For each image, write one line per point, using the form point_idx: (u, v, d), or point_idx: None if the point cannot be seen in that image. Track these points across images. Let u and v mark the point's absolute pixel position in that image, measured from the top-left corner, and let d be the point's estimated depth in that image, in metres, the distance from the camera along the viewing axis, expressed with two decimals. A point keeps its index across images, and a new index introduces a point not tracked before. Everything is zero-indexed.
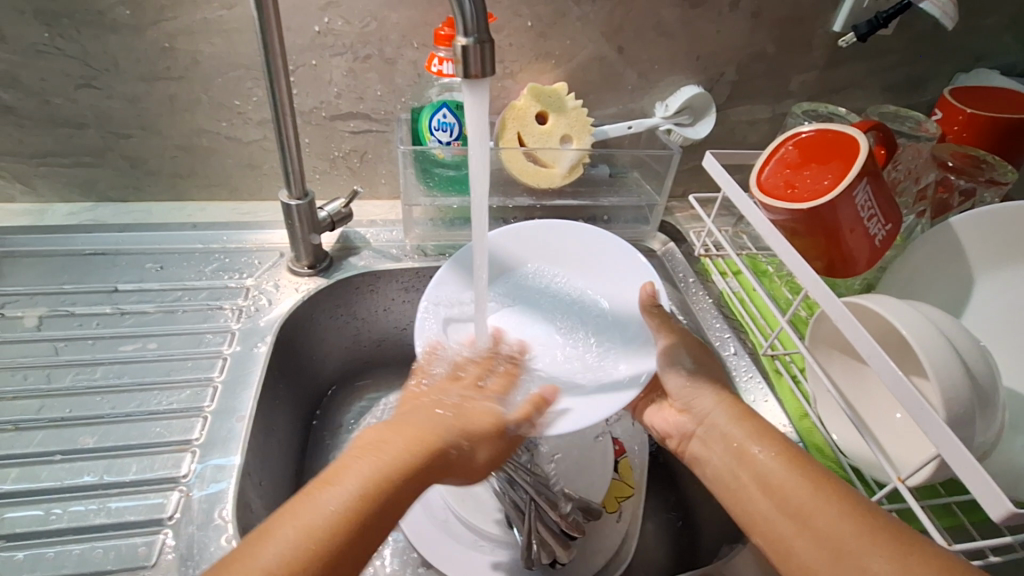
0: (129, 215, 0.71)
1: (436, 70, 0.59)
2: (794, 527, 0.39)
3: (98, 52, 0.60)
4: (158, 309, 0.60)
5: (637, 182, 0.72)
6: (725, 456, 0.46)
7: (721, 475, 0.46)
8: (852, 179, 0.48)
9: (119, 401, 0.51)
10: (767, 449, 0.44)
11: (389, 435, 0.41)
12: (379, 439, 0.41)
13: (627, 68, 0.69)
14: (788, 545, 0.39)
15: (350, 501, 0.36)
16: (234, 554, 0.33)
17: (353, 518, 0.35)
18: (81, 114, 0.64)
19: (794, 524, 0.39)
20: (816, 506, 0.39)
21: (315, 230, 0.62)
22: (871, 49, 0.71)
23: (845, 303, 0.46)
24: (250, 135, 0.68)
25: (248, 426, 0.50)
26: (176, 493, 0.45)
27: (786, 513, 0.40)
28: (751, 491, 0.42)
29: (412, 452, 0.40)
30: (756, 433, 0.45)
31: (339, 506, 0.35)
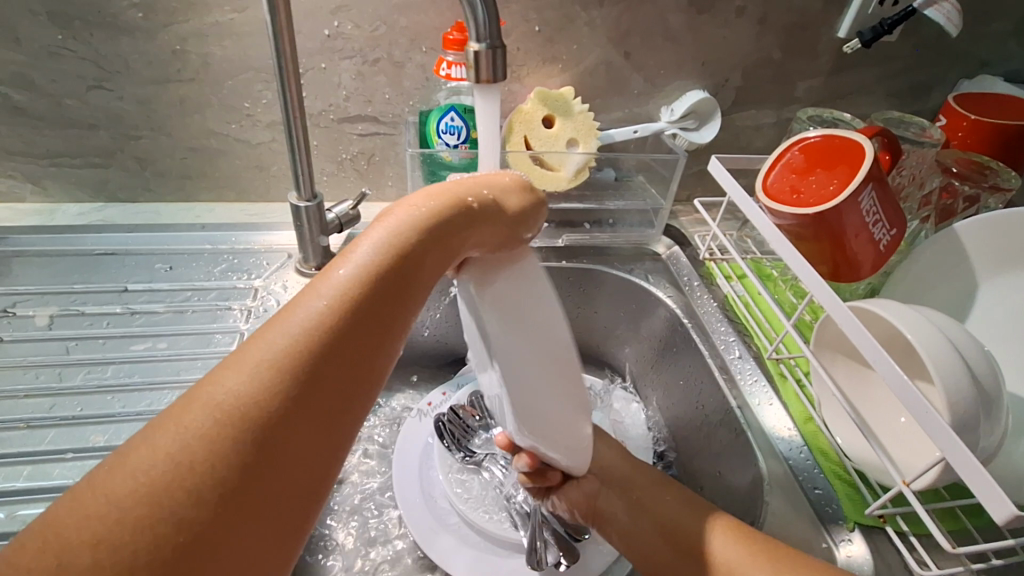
0: (138, 216, 0.71)
1: (445, 74, 0.60)
2: (687, 563, 0.46)
3: (110, 54, 0.61)
4: (168, 309, 0.60)
5: (642, 187, 0.73)
6: (634, 516, 0.51)
7: (630, 533, 0.50)
8: (858, 184, 0.49)
9: (130, 400, 0.51)
10: (667, 503, 0.51)
11: (339, 272, 0.31)
12: (327, 281, 0.30)
13: (633, 73, 0.70)
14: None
15: (281, 348, 0.27)
16: (130, 448, 0.24)
17: (297, 369, 0.26)
18: (92, 115, 0.65)
19: (684, 557, 0.47)
20: (704, 539, 0.47)
21: (324, 232, 0.62)
22: (876, 55, 0.72)
23: (850, 307, 0.46)
24: (259, 137, 0.68)
25: None
26: None
27: (677, 547, 0.48)
28: (655, 540, 0.49)
29: (362, 284, 0.30)
30: (660, 488, 0.53)
31: (271, 358, 0.26)
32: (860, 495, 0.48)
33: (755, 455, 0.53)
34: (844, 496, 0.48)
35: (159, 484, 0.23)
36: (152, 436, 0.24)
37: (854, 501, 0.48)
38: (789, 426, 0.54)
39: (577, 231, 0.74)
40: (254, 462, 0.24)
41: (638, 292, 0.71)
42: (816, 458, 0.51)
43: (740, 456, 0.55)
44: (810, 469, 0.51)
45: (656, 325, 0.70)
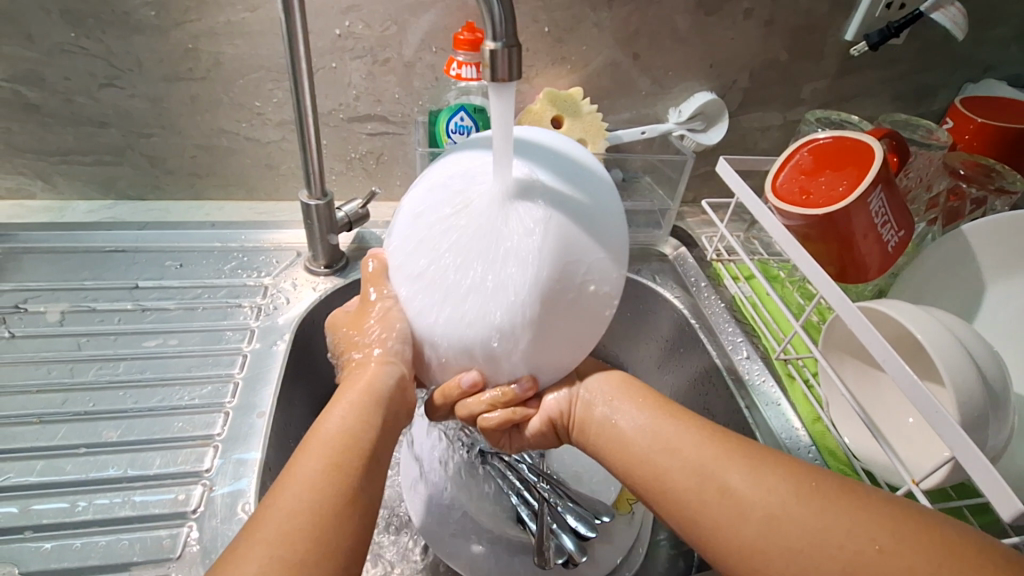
0: (147, 213, 0.71)
1: (455, 74, 0.60)
2: (722, 512, 0.36)
3: (123, 52, 0.61)
4: (178, 306, 0.60)
5: (650, 187, 0.74)
6: (641, 440, 0.41)
7: (624, 454, 0.41)
8: (867, 186, 0.49)
9: (142, 396, 0.52)
10: (679, 429, 0.41)
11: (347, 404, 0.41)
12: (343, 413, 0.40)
13: (641, 74, 0.70)
14: (714, 526, 0.36)
15: (326, 452, 0.37)
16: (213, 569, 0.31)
17: (327, 506, 0.35)
18: (103, 113, 0.65)
19: (721, 498, 0.36)
20: (747, 477, 0.36)
21: (333, 230, 0.63)
22: (882, 58, 0.72)
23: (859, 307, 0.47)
24: (268, 136, 0.69)
25: (269, 422, 0.50)
26: (199, 487, 0.45)
27: (711, 485, 0.37)
28: (662, 468, 0.39)
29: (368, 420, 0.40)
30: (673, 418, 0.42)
31: (308, 496, 0.35)
32: None
33: None
34: None
35: (281, 554, 0.32)
36: (233, 556, 0.32)
37: None
38: (797, 426, 0.54)
39: None
40: (338, 526, 0.34)
41: (644, 292, 0.72)
42: (824, 458, 0.51)
43: None
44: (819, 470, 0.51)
45: (663, 325, 0.71)
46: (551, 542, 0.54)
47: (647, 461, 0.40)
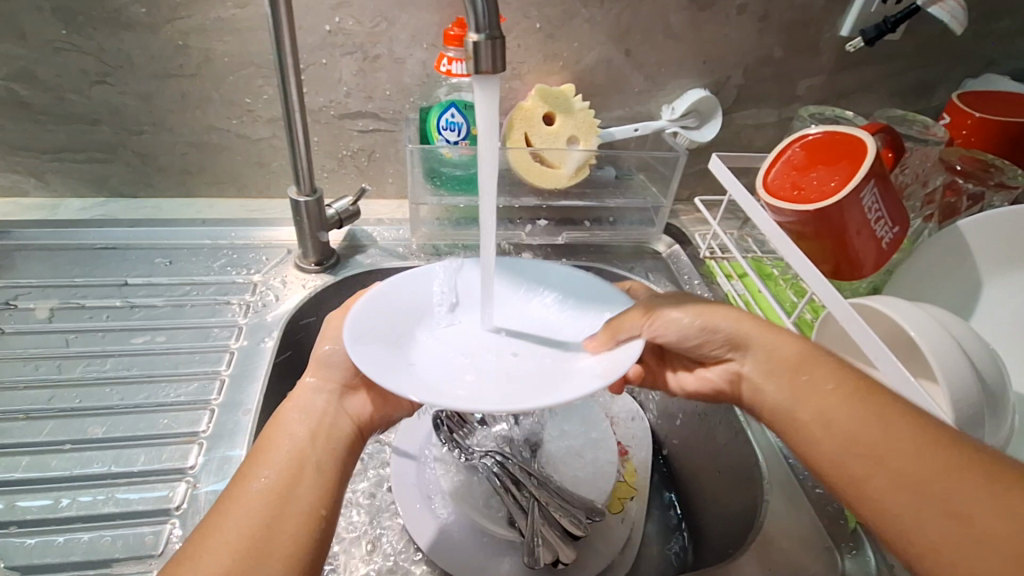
0: (139, 211, 0.71)
1: (446, 69, 0.59)
2: (858, 462, 0.35)
3: (113, 49, 0.61)
4: (167, 303, 0.60)
5: (643, 185, 0.72)
6: (780, 389, 0.41)
7: (779, 405, 0.41)
8: (859, 181, 0.48)
9: (128, 393, 0.51)
10: (814, 373, 0.40)
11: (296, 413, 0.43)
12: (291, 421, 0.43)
13: (634, 71, 0.69)
14: (862, 485, 0.35)
15: (283, 450, 0.40)
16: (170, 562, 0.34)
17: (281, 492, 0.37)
18: (94, 110, 0.65)
19: (866, 462, 0.35)
20: (885, 444, 0.35)
21: (323, 228, 0.63)
22: (879, 54, 0.72)
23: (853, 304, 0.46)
24: (259, 133, 0.68)
25: (254, 419, 0.50)
26: (183, 485, 0.45)
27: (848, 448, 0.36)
28: (812, 430, 0.38)
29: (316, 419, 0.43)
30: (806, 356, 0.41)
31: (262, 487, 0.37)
32: None
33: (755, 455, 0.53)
34: None
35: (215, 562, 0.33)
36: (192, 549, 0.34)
37: None
38: None
39: (577, 229, 0.74)
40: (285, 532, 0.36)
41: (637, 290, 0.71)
42: None
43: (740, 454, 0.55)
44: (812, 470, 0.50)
45: None
46: (540, 541, 0.53)
47: (812, 430, 0.38)
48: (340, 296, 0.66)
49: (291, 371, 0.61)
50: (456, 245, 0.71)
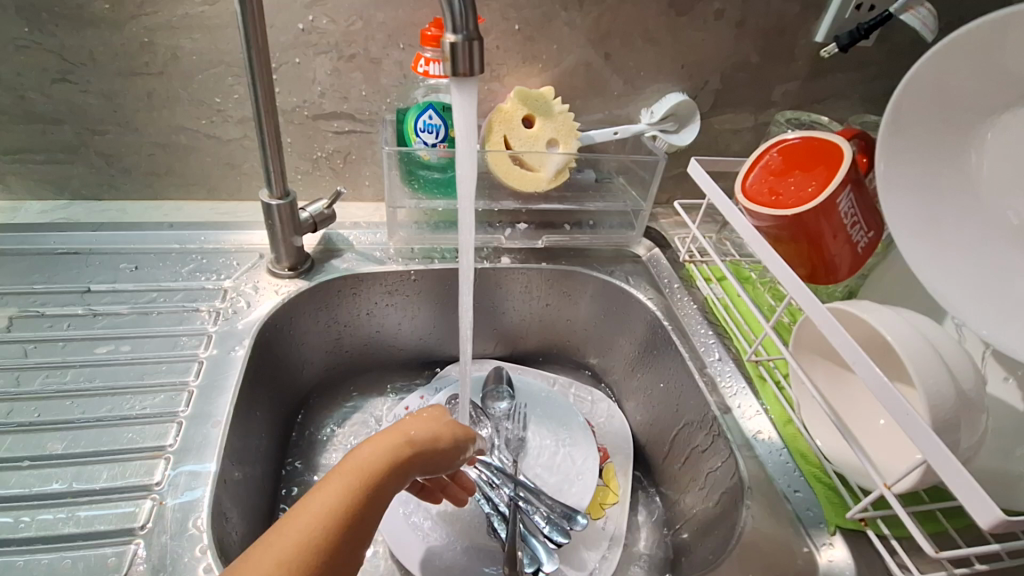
0: (103, 214, 0.68)
1: (422, 70, 0.58)
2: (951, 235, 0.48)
3: (75, 46, 0.58)
4: (132, 310, 0.58)
5: (622, 189, 0.73)
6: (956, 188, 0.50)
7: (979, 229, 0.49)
8: (836, 186, 0.49)
9: (90, 406, 0.49)
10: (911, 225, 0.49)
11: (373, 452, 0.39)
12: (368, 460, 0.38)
13: (613, 75, 0.69)
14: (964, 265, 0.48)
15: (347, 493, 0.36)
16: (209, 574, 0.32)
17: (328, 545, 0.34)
18: (55, 109, 0.62)
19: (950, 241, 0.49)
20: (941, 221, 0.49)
21: (297, 232, 0.61)
22: (852, 60, 0.73)
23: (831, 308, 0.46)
24: (230, 133, 0.66)
25: (225, 431, 0.48)
26: (149, 501, 0.43)
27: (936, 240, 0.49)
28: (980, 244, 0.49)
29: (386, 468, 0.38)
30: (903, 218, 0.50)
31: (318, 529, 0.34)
32: (841, 497, 0.48)
33: (734, 458, 0.53)
34: (823, 499, 0.48)
35: None
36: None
37: (834, 504, 0.47)
38: (768, 427, 0.54)
39: (557, 232, 0.73)
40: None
41: (618, 294, 0.71)
42: (796, 460, 0.51)
43: (721, 458, 0.55)
44: (789, 471, 0.51)
45: (636, 327, 0.70)
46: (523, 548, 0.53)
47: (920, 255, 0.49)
48: (315, 301, 0.64)
49: (264, 379, 0.59)
50: (433, 250, 0.70)
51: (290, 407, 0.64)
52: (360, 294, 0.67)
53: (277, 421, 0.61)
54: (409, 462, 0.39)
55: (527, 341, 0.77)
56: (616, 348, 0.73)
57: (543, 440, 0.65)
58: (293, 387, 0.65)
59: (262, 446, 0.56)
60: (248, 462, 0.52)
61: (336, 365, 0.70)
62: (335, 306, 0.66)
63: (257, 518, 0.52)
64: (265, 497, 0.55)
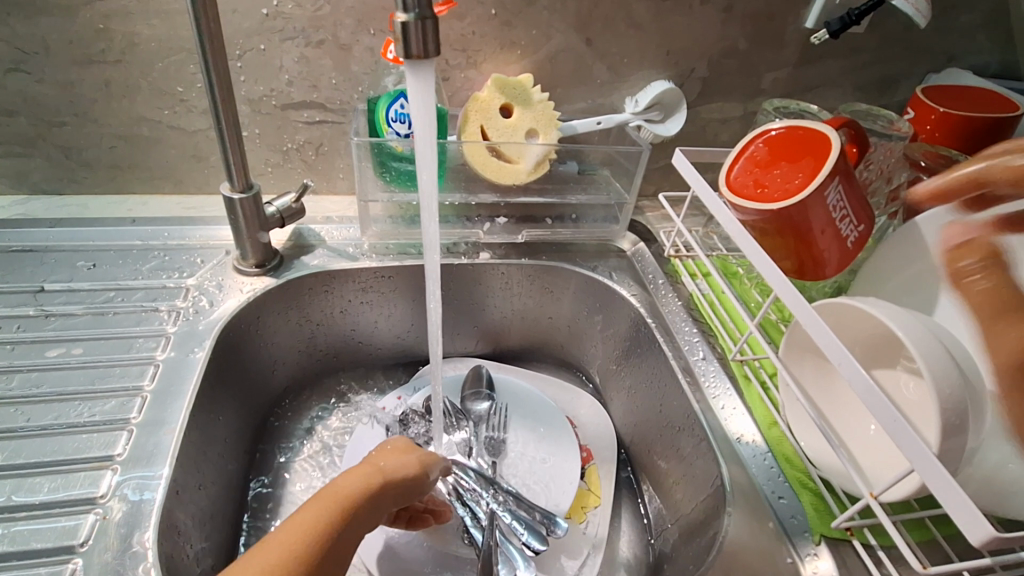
0: (63, 209, 0.65)
1: (392, 57, 0.55)
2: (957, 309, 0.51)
3: (24, 32, 0.55)
4: (86, 311, 0.55)
5: (607, 181, 0.69)
6: None
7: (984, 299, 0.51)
8: (824, 179, 0.46)
9: (35, 414, 0.46)
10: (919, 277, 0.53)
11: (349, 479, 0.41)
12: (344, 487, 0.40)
13: (596, 61, 0.66)
14: None
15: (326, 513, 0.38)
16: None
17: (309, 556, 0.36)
18: (6, 99, 0.59)
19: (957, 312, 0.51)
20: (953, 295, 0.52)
21: (264, 227, 0.58)
22: (843, 47, 0.70)
23: (829, 303, 0.45)
24: (195, 124, 0.63)
25: (179, 438, 0.46)
26: (92, 516, 0.40)
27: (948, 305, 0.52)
28: None
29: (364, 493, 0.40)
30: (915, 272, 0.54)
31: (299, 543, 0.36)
32: (827, 505, 0.46)
33: (717, 463, 0.50)
34: (810, 506, 0.46)
35: None
36: None
37: (820, 512, 0.45)
38: (752, 431, 0.52)
39: (537, 227, 0.70)
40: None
41: (601, 290, 0.68)
42: (781, 465, 0.49)
43: (704, 462, 0.53)
44: (774, 477, 0.48)
45: (620, 325, 0.68)
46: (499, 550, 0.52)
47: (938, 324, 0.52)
48: (283, 300, 0.61)
49: (228, 382, 0.56)
50: (409, 245, 0.67)
51: (259, 410, 0.62)
52: (332, 292, 0.64)
53: (244, 425, 0.59)
54: (383, 488, 0.42)
55: (508, 339, 0.75)
56: (600, 346, 0.71)
57: (521, 442, 0.62)
58: (262, 388, 0.62)
59: (225, 452, 0.54)
60: (207, 470, 0.50)
61: (308, 366, 0.67)
62: (305, 304, 0.63)
63: (217, 529, 0.50)
64: (229, 505, 0.53)
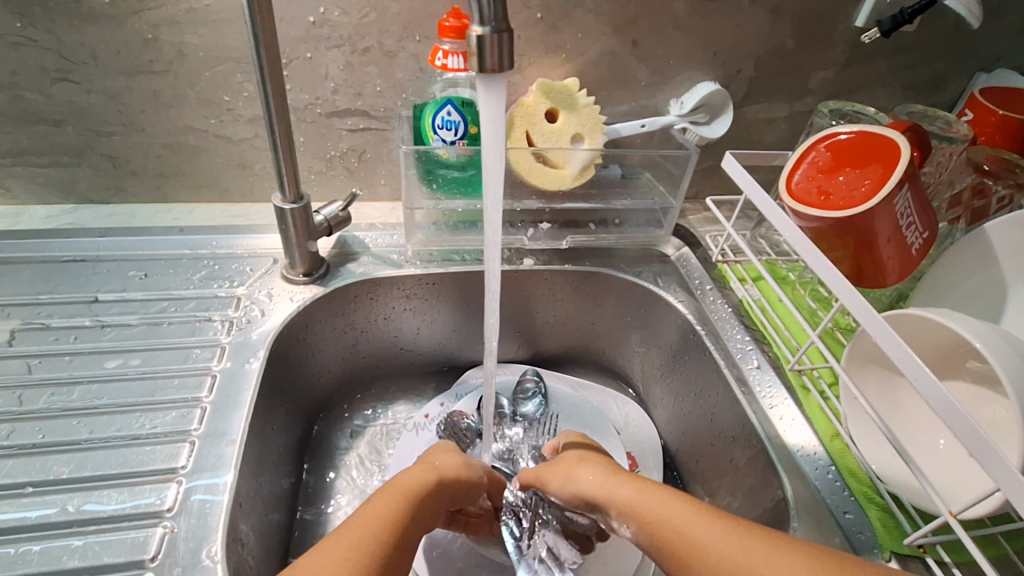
0: (111, 218, 0.66)
1: (440, 64, 0.54)
2: None
3: (75, 43, 0.56)
4: (141, 321, 0.55)
5: (649, 184, 0.69)
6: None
7: None
8: (892, 186, 0.45)
9: (98, 426, 0.47)
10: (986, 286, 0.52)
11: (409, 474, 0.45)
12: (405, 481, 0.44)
13: (640, 64, 0.65)
14: None
15: (396, 495, 0.42)
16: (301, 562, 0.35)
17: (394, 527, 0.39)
18: (57, 110, 0.59)
19: None
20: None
21: (311, 236, 0.58)
22: (895, 45, 0.68)
23: (907, 313, 0.43)
24: (240, 133, 0.63)
25: (239, 450, 0.46)
26: (160, 529, 0.41)
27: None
28: None
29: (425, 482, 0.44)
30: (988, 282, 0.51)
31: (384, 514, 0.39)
32: (896, 520, 0.44)
33: (778, 476, 0.49)
34: (877, 521, 0.45)
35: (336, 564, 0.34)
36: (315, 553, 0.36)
37: (890, 529, 0.44)
38: (813, 441, 0.51)
39: (581, 232, 0.70)
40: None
41: (646, 296, 0.67)
42: (845, 478, 0.48)
43: (762, 474, 0.52)
44: (838, 492, 0.47)
45: (666, 331, 0.67)
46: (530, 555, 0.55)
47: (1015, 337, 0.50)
48: (330, 308, 0.61)
49: (280, 391, 0.56)
50: (452, 252, 0.67)
51: (309, 417, 0.62)
52: (377, 300, 0.64)
53: (295, 431, 0.59)
54: (442, 484, 0.45)
55: (550, 344, 0.74)
56: (643, 353, 0.70)
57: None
58: (310, 396, 0.62)
59: (279, 461, 0.54)
60: (263, 480, 0.50)
61: (353, 373, 0.67)
62: (351, 312, 0.64)
63: (274, 539, 0.50)
64: (282, 515, 0.53)
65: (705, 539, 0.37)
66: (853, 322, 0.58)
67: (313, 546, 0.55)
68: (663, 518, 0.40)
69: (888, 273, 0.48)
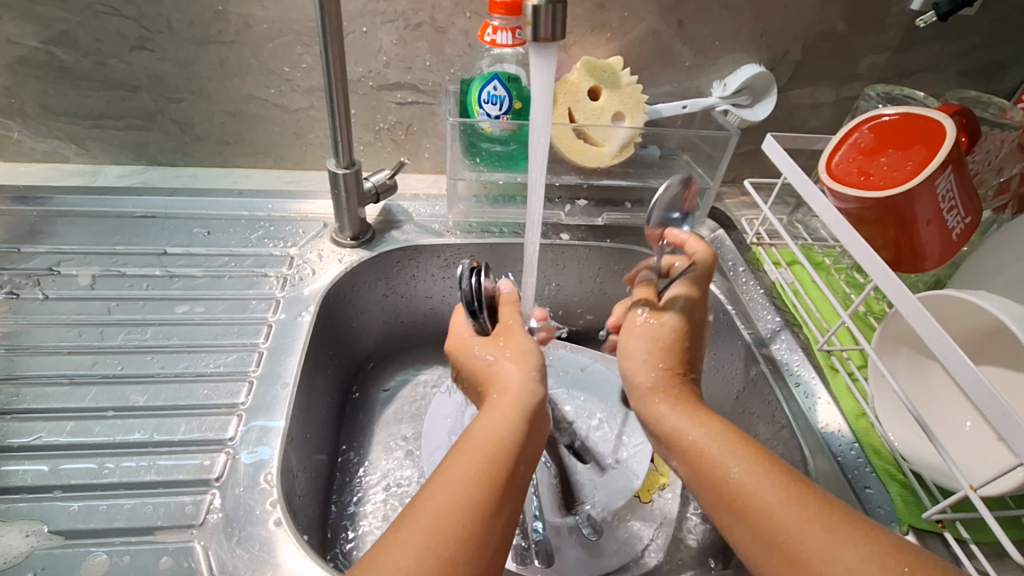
0: (177, 179, 0.71)
1: (490, 39, 0.56)
2: None
3: (153, 13, 0.60)
4: (205, 273, 0.60)
5: (687, 166, 0.69)
6: None
7: None
8: (935, 168, 0.45)
9: (168, 362, 0.52)
10: None
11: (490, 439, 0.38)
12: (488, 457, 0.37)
13: (684, 45, 0.66)
14: None
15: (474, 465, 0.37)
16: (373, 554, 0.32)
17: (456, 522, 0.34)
18: (134, 77, 0.64)
19: None
20: None
21: (361, 202, 0.62)
22: (951, 30, 0.66)
23: (942, 295, 0.44)
24: (297, 103, 0.67)
25: (292, 393, 0.50)
26: (223, 455, 0.45)
27: None
28: None
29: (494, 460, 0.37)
30: None
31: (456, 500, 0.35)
32: (917, 497, 0.46)
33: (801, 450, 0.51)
34: (896, 496, 0.46)
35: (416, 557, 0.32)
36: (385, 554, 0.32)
37: (909, 505, 0.45)
38: (838, 420, 0.52)
39: (617, 210, 0.71)
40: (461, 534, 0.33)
41: None
42: (867, 455, 0.49)
43: (784, 449, 0.53)
44: (860, 467, 0.49)
45: None
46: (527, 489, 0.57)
47: None
48: (375, 270, 0.65)
49: (327, 345, 0.60)
50: (491, 224, 0.69)
51: (352, 372, 0.66)
52: (419, 265, 0.68)
53: (338, 382, 0.63)
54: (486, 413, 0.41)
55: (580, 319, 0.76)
56: None
57: (580, 420, 0.64)
58: (354, 352, 0.66)
59: (324, 406, 0.58)
60: (312, 423, 0.54)
61: (393, 333, 0.70)
62: (393, 277, 0.67)
63: (317, 478, 0.53)
64: (324, 463, 0.56)
65: (754, 490, 0.38)
66: (886, 307, 0.58)
67: (355, 491, 0.58)
68: (698, 441, 0.42)
69: (933, 255, 0.48)
